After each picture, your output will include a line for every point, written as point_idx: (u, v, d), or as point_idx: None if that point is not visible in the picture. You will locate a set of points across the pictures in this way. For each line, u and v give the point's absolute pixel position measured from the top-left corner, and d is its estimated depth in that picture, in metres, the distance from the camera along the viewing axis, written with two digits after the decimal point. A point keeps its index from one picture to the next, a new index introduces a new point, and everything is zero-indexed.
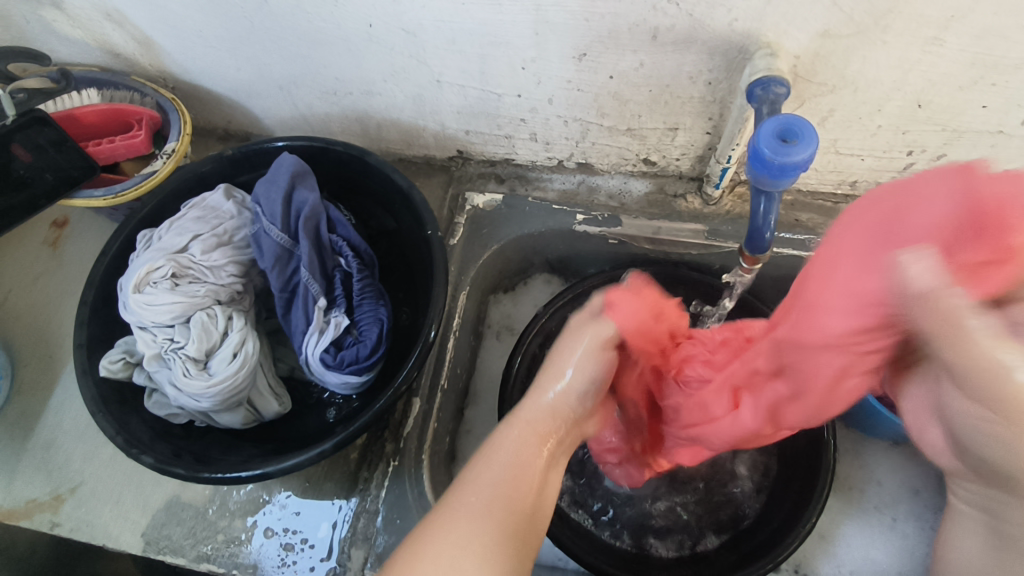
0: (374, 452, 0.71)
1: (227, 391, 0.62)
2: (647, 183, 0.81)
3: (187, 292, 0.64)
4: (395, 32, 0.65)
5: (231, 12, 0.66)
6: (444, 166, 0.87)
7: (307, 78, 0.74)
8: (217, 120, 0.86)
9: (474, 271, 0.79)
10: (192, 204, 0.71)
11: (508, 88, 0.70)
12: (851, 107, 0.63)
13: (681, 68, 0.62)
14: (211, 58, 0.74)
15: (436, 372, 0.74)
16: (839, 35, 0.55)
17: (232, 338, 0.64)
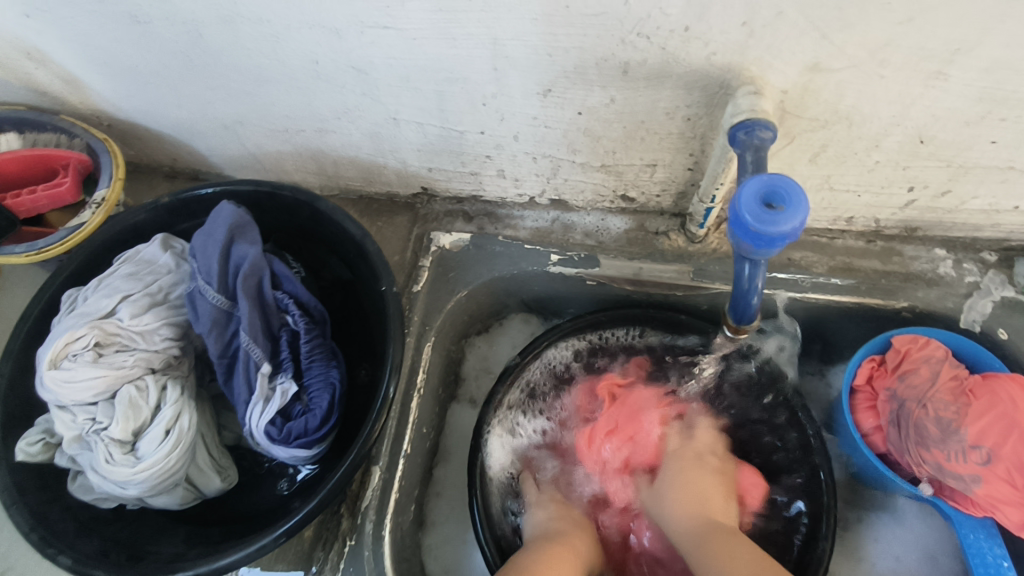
0: (330, 529, 0.65)
1: (158, 475, 0.56)
2: (626, 219, 0.74)
3: (112, 364, 0.57)
4: (340, 69, 0.58)
5: (158, 48, 0.60)
6: (408, 204, 0.80)
7: (250, 115, 0.68)
8: (161, 158, 0.79)
9: (441, 318, 0.73)
10: (125, 257, 0.65)
11: (469, 125, 0.64)
12: (846, 143, 0.57)
13: (656, 104, 0.56)
14: (145, 95, 0.67)
15: (399, 434, 0.67)
16: (831, 69, 0.49)
17: (165, 413, 0.58)
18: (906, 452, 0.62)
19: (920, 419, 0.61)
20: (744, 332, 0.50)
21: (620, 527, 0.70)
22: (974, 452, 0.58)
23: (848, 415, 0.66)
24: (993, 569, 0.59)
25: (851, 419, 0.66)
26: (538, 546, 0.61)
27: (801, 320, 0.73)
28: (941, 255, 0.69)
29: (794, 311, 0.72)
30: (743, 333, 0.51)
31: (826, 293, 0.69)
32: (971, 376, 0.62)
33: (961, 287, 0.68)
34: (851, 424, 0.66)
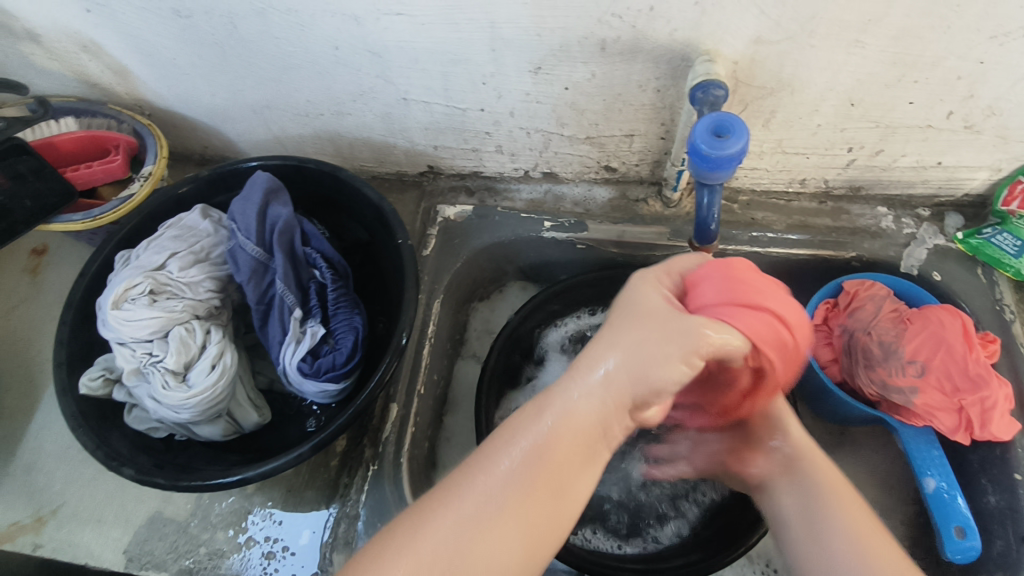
0: (353, 457, 0.73)
1: (206, 402, 0.64)
2: (609, 189, 0.84)
3: (165, 308, 0.66)
4: (361, 53, 0.68)
5: (204, 39, 0.70)
6: (416, 182, 0.90)
7: (278, 100, 0.78)
8: (194, 145, 0.89)
9: (447, 279, 0.82)
10: (169, 224, 0.73)
11: (471, 103, 0.74)
12: (791, 108, 0.67)
13: (630, 77, 0.66)
14: (186, 84, 0.77)
15: (412, 377, 0.75)
16: (770, 41, 0.60)
17: (211, 350, 0.66)
18: (857, 373, 0.71)
19: (867, 344, 0.71)
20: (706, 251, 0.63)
21: None
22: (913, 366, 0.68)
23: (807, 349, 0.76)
24: (927, 467, 0.68)
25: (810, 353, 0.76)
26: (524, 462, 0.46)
27: (766, 274, 0.83)
28: (883, 212, 0.79)
29: (759, 265, 0.82)
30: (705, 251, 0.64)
31: (786, 247, 0.79)
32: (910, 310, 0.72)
33: (900, 238, 0.78)
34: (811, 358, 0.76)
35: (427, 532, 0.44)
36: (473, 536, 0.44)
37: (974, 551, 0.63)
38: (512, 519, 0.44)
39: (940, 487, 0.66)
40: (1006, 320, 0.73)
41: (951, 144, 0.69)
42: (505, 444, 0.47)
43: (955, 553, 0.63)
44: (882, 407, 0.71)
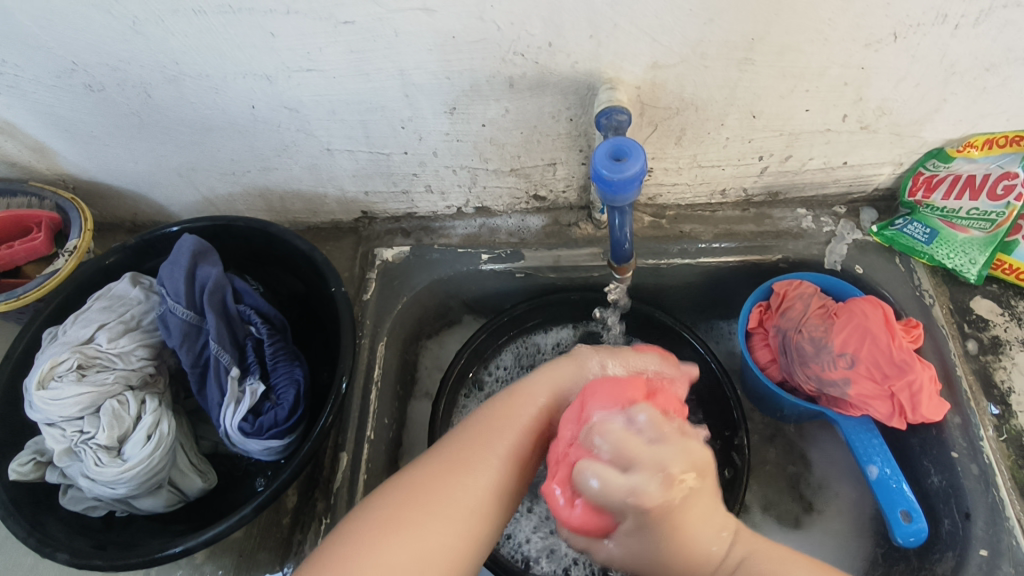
0: (306, 513, 0.71)
1: (144, 473, 0.62)
2: (542, 217, 0.86)
3: (95, 381, 0.64)
4: (277, 109, 0.69)
5: (119, 110, 0.70)
6: (352, 228, 0.90)
7: (203, 162, 0.78)
8: (124, 214, 0.88)
9: (390, 322, 0.82)
10: (98, 294, 0.72)
11: (394, 147, 0.75)
12: (698, 125, 0.70)
13: (543, 110, 0.69)
14: (107, 155, 0.77)
15: (361, 423, 0.75)
16: (667, 65, 0.63)
17: (146, 420, 0.64)
18: (792, 367, 0.74)
19: (799, 342, 0.73)
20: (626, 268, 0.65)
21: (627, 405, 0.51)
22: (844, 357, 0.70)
23: (747, 353, 0.79)
24: (868, 457, 0.70)
25: (750, 357, 0.78)
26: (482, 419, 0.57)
27: (701, 283, 0.86)
28: (802, 213, 0.83)
29: (693, 276, 0.85)
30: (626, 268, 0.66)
31: (715, 256, 0.82)
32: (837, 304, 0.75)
33: (820, 236, 0.81)
34: (751, 361, 0.78)
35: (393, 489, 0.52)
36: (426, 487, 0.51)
37: (922, 533, 0.64)
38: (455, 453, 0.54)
39: (884, 474, 0.68)
40: (927, 305, 0.76)
41: (852, 144, 0.73)
42: (473, 431, 0.56)
43: (905, 537, 0.65)
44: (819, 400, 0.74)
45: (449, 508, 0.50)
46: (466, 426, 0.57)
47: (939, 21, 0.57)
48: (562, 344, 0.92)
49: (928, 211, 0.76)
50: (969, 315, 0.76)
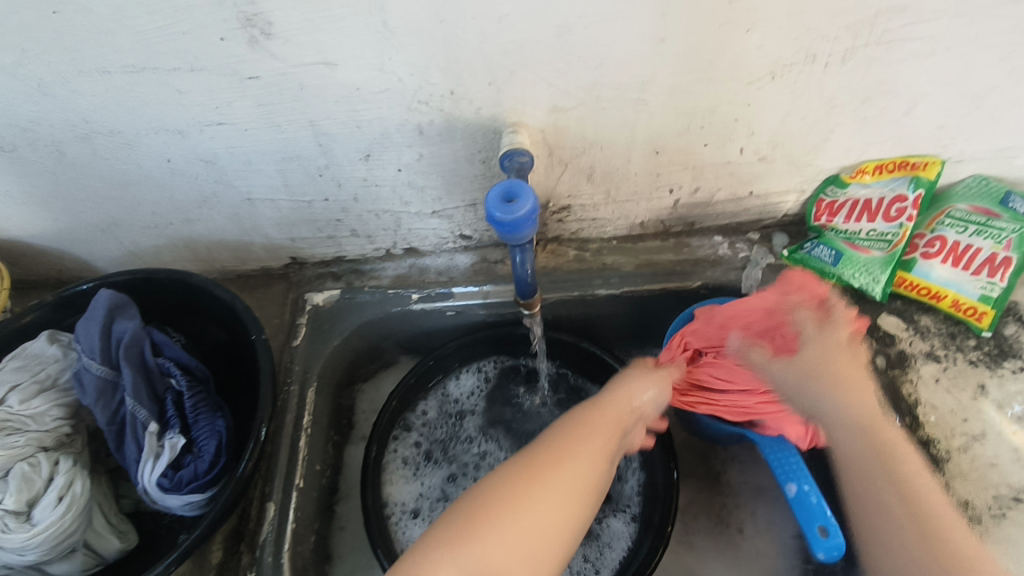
0: (230, 568, 0.69)
1: (54, 537, 0.61)
2: (470, 255, 0.88)
3: (3, 445, 0.63)
4: (194, 162, 0.70)
5: (32, 169, 0.70)
6: (283, 274, 0.90)
7: (126, 217, 0.78)
8: (47, 270, 0.87)
9: (320, 366, 0.82)
10: (13, 354, 0.71)
11: (314, 194, 0.76)
12: (606, 161, 0.73)
13: (455, 153, 0.71)
14: (25, 213, 0.77)
15: (289, 471, 0.74)
16: (566, 108, 0.66)
17: (58, 481, 0.63)
18: (730, 351, 0.73)
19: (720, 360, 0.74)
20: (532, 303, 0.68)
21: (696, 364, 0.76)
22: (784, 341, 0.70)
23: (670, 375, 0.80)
24: (789, 473, 0.70)
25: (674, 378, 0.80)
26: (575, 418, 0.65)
27: (628, 313, 0.88)
28: (719, 241, 0.86)
29: (619, 307, 0.87)
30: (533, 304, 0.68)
31: (637, 285, 0.84)
32: None
33: (736, 262, 0.85)
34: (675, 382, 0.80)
35: (493, 481, 0.58)
36: (524, 474, 0.58)
37: (839, 548, 0.65)
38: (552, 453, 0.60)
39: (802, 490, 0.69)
40: None
41: (754, 174, 0.77)
42: (573, 430, 0.63)
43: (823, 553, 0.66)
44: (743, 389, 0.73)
45: (561, 485, 0.58)
46: (557, 437, 0.63)
47: (808, 60, 0.61)
48: (479, 390, 0.93)
49: (833, 234, 0.80)
50: (878, 332, 0.79)
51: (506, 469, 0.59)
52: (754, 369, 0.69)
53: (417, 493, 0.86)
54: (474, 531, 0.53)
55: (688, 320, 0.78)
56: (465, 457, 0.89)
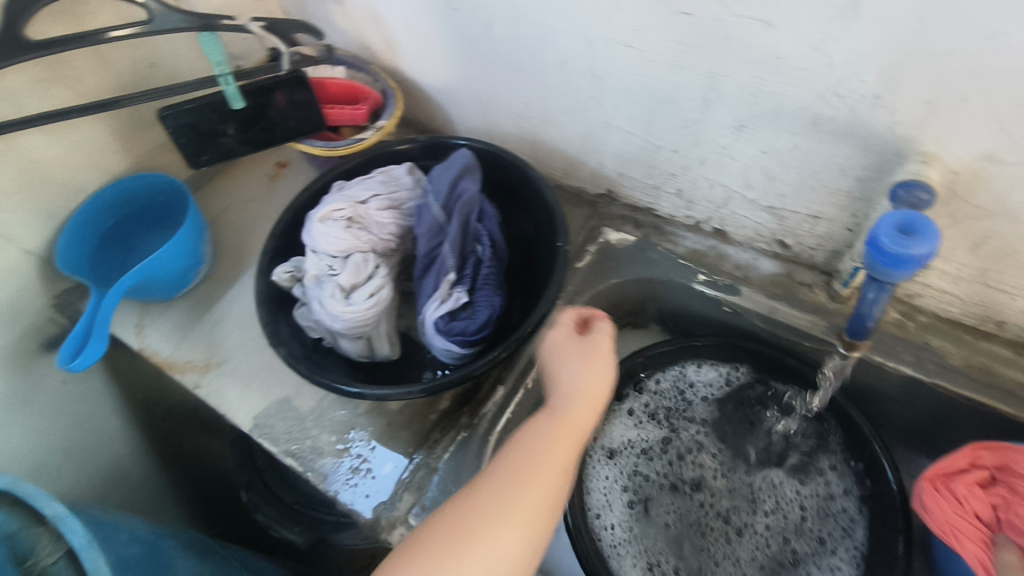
0: (450, 419, 0.78)
1: (357, 321, 0.75)
2: (777, 264, 0.83)
3: (354, 235, 0.78)
4: (583, 74, 0.75)
5: (462, 31, 0.81)
6: (592, 202, 0.94)
7: (503, 98, 0.88)
8: (420, 116, 1.03)
9: (589, 295, 0.86)
10: (381, 170, 0.86)
11: (667, 142, 0.77)
12: (1008, 238, 0.61)
13: (833, 159, 0.65)
14: (435, 64, 0.90)
15: (526, 369, 0.80)
16: (1004, 160, 0.55)
17: (375, 281, 0.76)
18: None
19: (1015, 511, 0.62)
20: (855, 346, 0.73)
21: (978, 493, 0.64)
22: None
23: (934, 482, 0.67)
24: None
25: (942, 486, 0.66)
26: (541, 423, 0.60)
27: (924, 407, 0.76)
28: None
29: (915, 397, 0.76)
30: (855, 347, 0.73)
31: (954, 385, 0.72)
32: None
33: None
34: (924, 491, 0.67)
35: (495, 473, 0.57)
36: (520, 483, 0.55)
37: None
38: (536, 464, 0.56)
39: None
40: None
41: None
42: (528, 443, 0.58)
43: None
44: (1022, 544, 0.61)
45: (524, 512, 0.54)
46: (517, 449, 0.58)
47: None
48: (719, 386, 0.86)
49: None
50: None
51: (479, 486, 0.56)
52: None
53: (624, 440, 0.83)
54: (457, 545, 0.52)
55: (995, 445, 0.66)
56: (678, 437, 0.84)
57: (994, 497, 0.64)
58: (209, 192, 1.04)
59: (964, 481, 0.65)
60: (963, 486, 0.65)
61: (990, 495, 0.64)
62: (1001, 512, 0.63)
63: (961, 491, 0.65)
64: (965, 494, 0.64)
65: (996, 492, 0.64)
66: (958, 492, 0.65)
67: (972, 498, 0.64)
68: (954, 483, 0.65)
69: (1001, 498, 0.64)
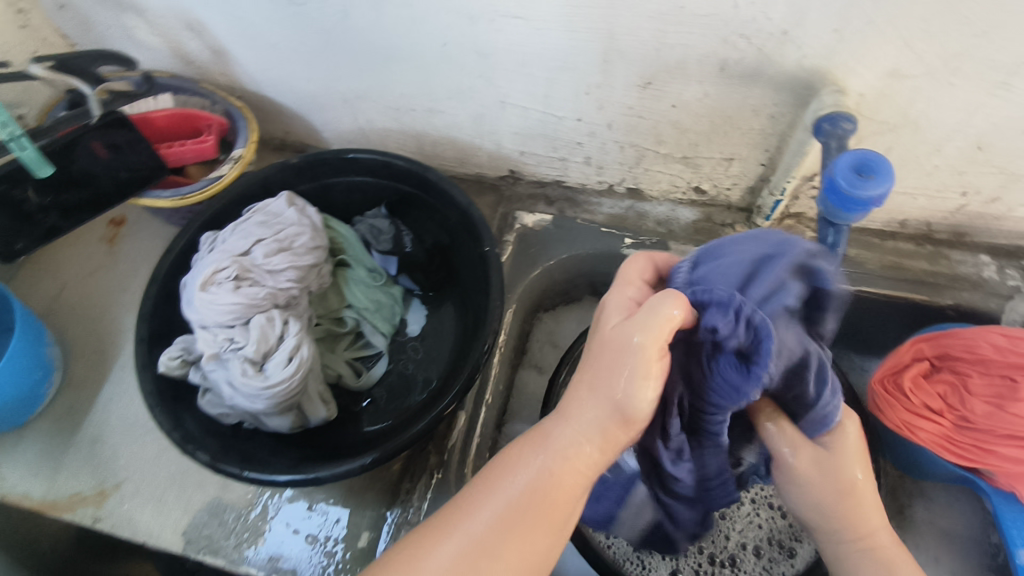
0: (417, 463, 0.71)
1: (282, 393, 0.64)
2: (695, 211, 0.82)
3: (247, 294, 0.65)
4: (467, 53, 0.67)
5: (309, 27, 0.68)
6: (494, 185, 0.88)
7: (373, 93, 0.76)
8: (277, 129, 0.88)
9: (521, 289, 0.81)
10: (254, 209, 0.73)
11: (569, 112, 0.72)
12: (909, 147, 0.64)
13: (744, 100, 0.63)
14: (283, 70, 0.76)
15: (482, 386, 0.74)
16: (907, 76, 0.56)
17: (288, 342, 0.65)
18: (977, 390, 0.65)
19: (959, 397, 0.66)
20: None
21: (925, 388, 0.68)
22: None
23: (882, 390, 0.70)
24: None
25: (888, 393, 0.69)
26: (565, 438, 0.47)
27: (851, 313, 0.80)
28: (986, 261, 0.76)
29: (846, 306, 0.79)
30: None
31: (878, 287, 0.76)
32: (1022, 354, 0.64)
33: (1003, 289, 0.75)
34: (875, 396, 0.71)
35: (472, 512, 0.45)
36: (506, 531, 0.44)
37: None
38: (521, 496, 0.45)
39: None
40: None
41: None
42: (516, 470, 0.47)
43: None
44: (973, 435, 0.65)
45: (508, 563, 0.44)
46: (522, 501, 0.45)
47: None
48: None
49: None
50: None
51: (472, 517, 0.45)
52: (1001, 420, 0.63)
53: None
54: None
55: (927, 338, 0.70)
56: None
57: (940, 385, 0.67)
58: (31, 276, 0.83)
59: (911, 381, 0.68)
60: (910, 384, 0.68)
61: (936, 385, 0.68)
62: (949, 400, 0.66)
63: (909, 392, 0.68)
64: (916, 393, 0.68)
65: (941, 383, 0.68)
66: (909, 391, 0.68)
67: (919, 395, 0.67)
68: (902, 384, 0.69)
69: (947, 386, 0.67)
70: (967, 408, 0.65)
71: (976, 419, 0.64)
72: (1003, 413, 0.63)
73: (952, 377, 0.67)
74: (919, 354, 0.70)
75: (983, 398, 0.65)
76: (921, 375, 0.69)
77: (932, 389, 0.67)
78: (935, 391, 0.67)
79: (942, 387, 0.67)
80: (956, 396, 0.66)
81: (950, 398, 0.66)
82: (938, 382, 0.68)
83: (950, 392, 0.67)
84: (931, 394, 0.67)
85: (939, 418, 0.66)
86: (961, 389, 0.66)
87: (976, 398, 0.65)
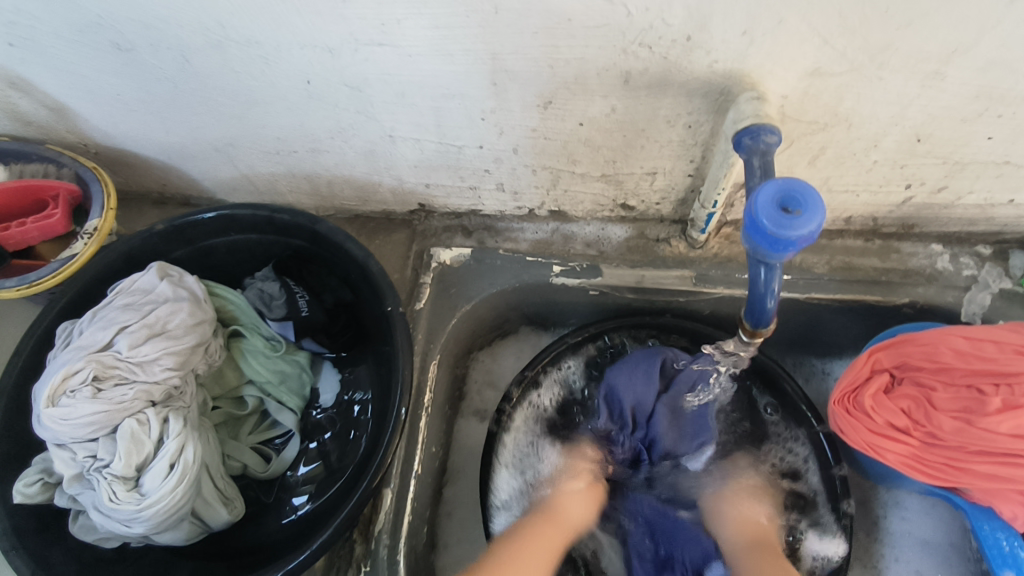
0: (342, 556, 0.63)
1: (164, 511, 0.54)
2: (626, 228, 0.74)
3: (111, 399, 0.56)
4: (336, 88, 0.57)
5: (148, 74, 0.58)
6: (405, 220, 0.79)
7: (245, 138, 0.66)
8: (151, 183, 0.78)
9: (445, 337, 0.72)
10: (119, 288, 0.63)
11: (468, 140, 0.63)
12: (845, 144, 0.57)
13: (656, 112, 0.56)
14: (136, 122, 0.66)
15: (409, 455, 0.66)
16: (830, 72, 0.49)
17: (168, 447, 0.56)
18: (942, 401, 0.60)
19: (924, 410, 0.60)
20: (760, 337, 0.53)
21: (887, 403, 0.62)
22: (1010, 421, 0.56)
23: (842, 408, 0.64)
24: (1011, 559, 0.60)
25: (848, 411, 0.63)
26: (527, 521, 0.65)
27: (804, 320, 0.74)
28: (938, 250, 0.71)
29: (797, 314, 0.73)
30: (759, 337, 0.54)
31: (828, 292, 0.70)
32: (984, 357, 0.60)
33: (958, 280, 0.70)
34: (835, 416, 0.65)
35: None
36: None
37: None
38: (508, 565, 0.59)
39: None
40: None
41: None
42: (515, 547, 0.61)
43: None
44: (943, 452, 0.59)
45: None
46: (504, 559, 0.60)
47: None
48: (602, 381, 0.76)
49: None
50: None
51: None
52: (972, 434, 0.57)
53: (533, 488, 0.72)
54: None
55: (883, 347, 0.65)
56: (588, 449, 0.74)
57: (902, 398, 0.62)
58: None
59: (871, 396, 0.62)
60: (872, 400, 0.62)
61: (898, 399, 0.62)
62: (913, 413, 0.61)
63: (872, 408, 0.62)
64: (878, 409, 0.61)
65: (903, 395, 0.62)
66: (871, 409, 0.62)
67: (882, 411, 0.61)
68: (862, 400, 0.62)
69: (910, 398, 0.61)
70: (934, 425, 0.59)
71: (944, 434, 0.59)
72: (974, 425, 0.58)
73: (913, 388, 0.62)
74: (876, 367, 0.64)
75: (948, 409, 0.59)
76: (881, 388, 0.63)
77: (895, 403, 0.61)
78: (898, 405, 0.61)
79: (905, 400, 0.61)
80: (920, 409, 0.60)
81: (915, 412, 0.61)
82: (899, 395, 0.62)
83: (913, 404, 0.61)
84: (894, 410, 0.61)
85: (905, 437, 0.60)
86: (924, 401, 0.61)
87: (942, 410, 0.59)
